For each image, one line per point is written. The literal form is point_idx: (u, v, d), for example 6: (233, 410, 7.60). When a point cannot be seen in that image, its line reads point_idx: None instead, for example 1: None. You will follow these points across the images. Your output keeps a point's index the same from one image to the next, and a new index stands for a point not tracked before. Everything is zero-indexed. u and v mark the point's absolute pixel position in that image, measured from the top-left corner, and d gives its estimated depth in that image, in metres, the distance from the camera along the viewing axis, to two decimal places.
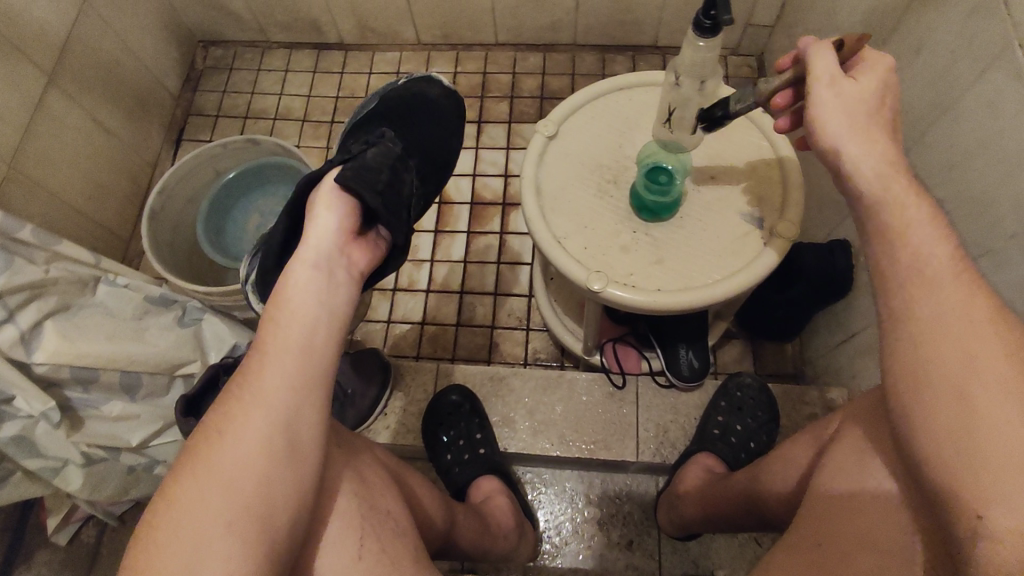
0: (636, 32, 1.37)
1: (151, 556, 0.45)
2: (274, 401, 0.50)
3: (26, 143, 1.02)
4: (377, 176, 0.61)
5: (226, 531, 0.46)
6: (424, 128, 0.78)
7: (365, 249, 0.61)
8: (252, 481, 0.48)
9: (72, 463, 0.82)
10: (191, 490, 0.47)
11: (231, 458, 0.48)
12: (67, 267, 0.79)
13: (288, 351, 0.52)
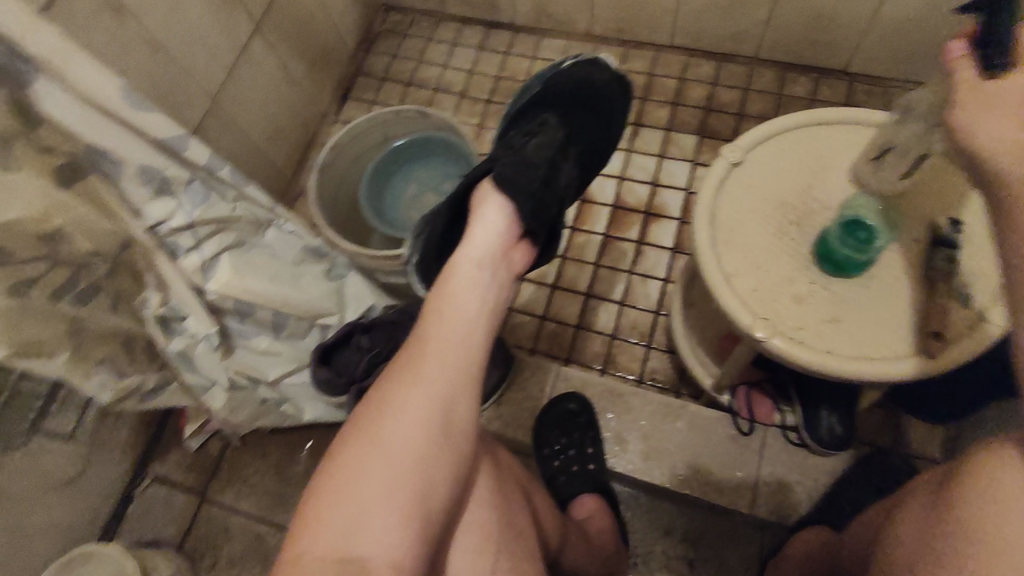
0: (827, 54, 1.26)
1: (317, 515, 0.46)
2: (436, 390, 0.51)
3: (227, 84, 1.11)
4: (533, 175, 0.62)
5: (388, 516, 0.46)
6: (594, 121, 0.75)
7: (521, 253, 0.62)
8: (412, 467, 0.48)
9: (218, 385, 0.89)
10: (354, 470, 0.47)
11: (393, 441, 0.48)
12: (249, 207, 0.82)
13: (450, 337, 0.53)
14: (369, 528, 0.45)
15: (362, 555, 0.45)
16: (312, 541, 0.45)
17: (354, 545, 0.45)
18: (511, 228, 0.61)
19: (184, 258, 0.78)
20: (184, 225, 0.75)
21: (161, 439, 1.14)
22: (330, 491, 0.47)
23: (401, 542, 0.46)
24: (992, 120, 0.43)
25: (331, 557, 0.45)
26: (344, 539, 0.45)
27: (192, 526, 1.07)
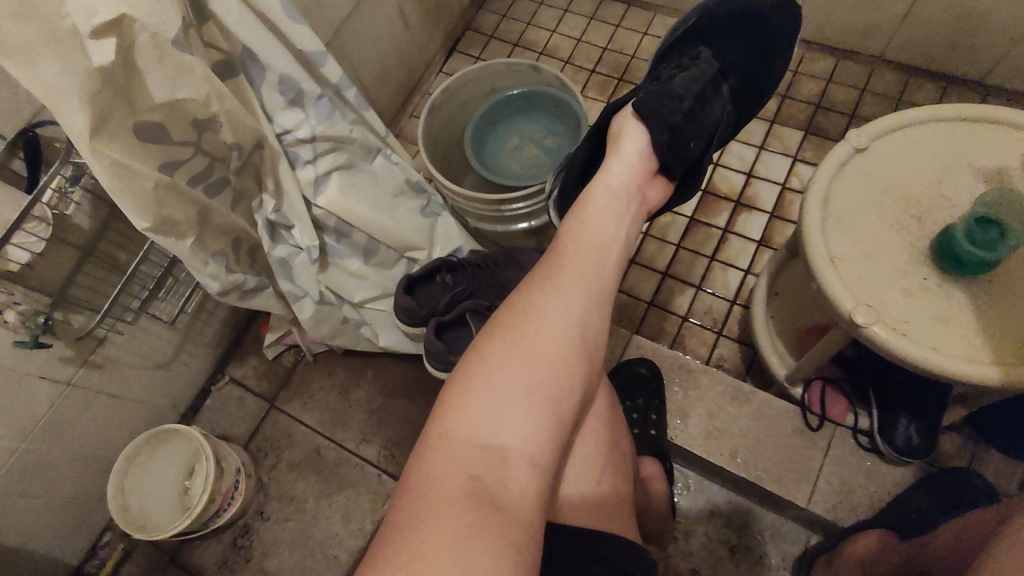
0: (959, 63, 1.19)
1: (458, 405, 0.49)
2: (577, 303, 0.53)
3: (351, 18, 1.15)
4: (674, 109, 0.64)
5: (528, 410, 0.49)
6: (750, 50, 0.74)
7: (655, 190, 0.65)
8: (553, 371, 0.50)
9: (310, 297, 0.95)
10: (498, 366, 0.50)
11: (536, 345, 0.51)
12: (364, 132, 0.87)
13: (589, 256, 0.55)
14: (511, 420, 0.49)
15: (505, 443, 0.48)
16: (457, 426, 0.49)
17: (497, 434, 0.48)
18: (647, 159, 0.63)
19: (301, 169, 0.83)
20: (306, 138, 0.80)
21: (241, 344, 1.21)
22: (473, 383, 0.50)
23: (536, 436, 0.49)
24: None
25: (476, 442, 0.48)
26: (487, 427, 0.48)
27: (259, 429, 1.15)
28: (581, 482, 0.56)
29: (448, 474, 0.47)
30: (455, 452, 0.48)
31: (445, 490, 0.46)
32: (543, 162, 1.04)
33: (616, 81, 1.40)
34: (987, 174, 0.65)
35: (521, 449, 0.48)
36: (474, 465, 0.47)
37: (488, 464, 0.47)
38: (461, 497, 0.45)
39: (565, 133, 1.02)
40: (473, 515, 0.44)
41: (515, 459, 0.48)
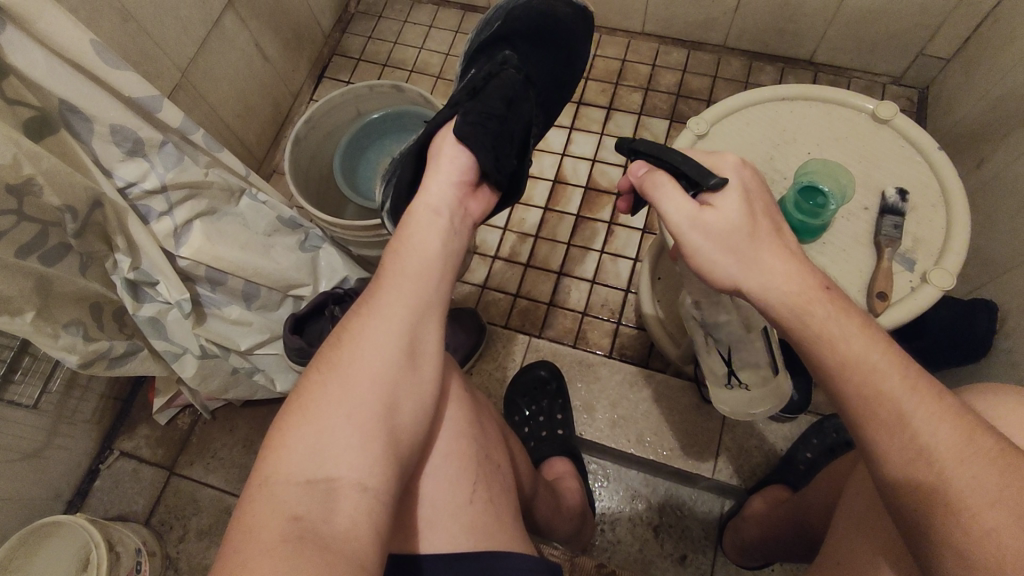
0: (792, 43, 1.30)
1: (281, 447, 0.48)
2: (395, 326, 0.53)
3: (200, 56, 1.10)
4: (491, 128, 0.65)
5: (354, 439, 0.48)
6: (552, 56, 0.78)
7: (479, 203, 0.66)
8: (373, 398, 0.50)
9: (190, 352, 0.89)
10: (318, 400, 0.49)
11: (358, 373, 0.51)
12: (221, 174, 0.83)
13: (407, 274, 0.56)
14: (334, 453, 0.48)
15: (329, 476, 0.47)
16: (278, 468, 0.47)
17: (321, 467, 0.47)
18: (467, 177, 0.63)
19: (156, 222, 0.78)
20: (156, 188, 0.75)
21: (128, 414, 1.12)
22: (295, 422, 0.49)
23: (364, 465, 0.48)
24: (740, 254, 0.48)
25: (299, 481, 0.46)
26: (309, 464, 0.47)
27: (160, 500, 1.06)
28: (448, 507, 0.55)
29: (268, 518, 0.44)
30: (275, 495, 0.46)
31: (262, 537, 0.43)
32: None
33: None
34: (811, 147, 0.72)
35: (349, 481, 0.47)
36: (295, 504, 0.45)
37: (311, 501, 0.45)
38: (280, 541, 0.43)
39: None
40: (292, 551, 0.42)
41: (343, 491, 0.46)
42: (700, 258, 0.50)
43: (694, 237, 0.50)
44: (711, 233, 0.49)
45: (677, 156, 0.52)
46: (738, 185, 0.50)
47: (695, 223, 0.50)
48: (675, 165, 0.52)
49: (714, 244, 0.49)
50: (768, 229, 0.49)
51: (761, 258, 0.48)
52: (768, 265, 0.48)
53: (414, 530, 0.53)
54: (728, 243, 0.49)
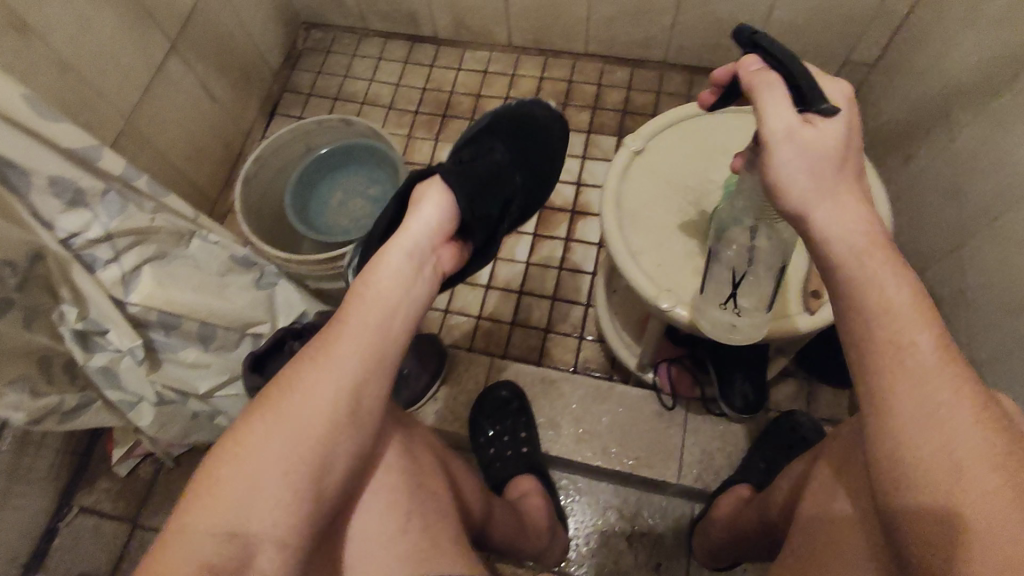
0: (728, 57, 1.36)
1: (209, 486, 0.50)
2: (339, 386, 0.53)
3: (145, 102, 1.10)
4: (471, 185, 0.66)
5: (277, 493, 0.50)
6: (534, 151, 0.81)
7: (450, 253, 0.66)
8: (306, 459, 0.51)
9: (146, 400, 0.87)
10: (252, 454, 0.51)
11: (299, 424, 0.52)
12: (168, 219, 0.83)
13: (366, 325, 0.56)
14: (255, 505, 0.50)
15: (250, 532, 0.49)
16: (202, 510, 0.49)
17: (244, 522, 0.49)
18: (445, 225, 0.63)
19: (103, 270, 0.77)
20: (101, 236, 0.75)
21: (87, 469, 1.09)
22: (227, 469, 0.50)
23: (281, 520, 0.50)
24: (837, 194, 0.50)
25: (219, 532, 0.49)
26: (234, 518, 0.49)
27: (123, 555, 1.03)
28: (380, 540, 0.58)
29: (181, 567, 0.47)
30: (193, 539, 0.48)
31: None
32: (371, 212, 1.03)
33: (440, 118, 1.44)
34: None
35: (268, 537, 0.49)
36: (210, 552, 0.48)
37: (228, 554, 0.48)
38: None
39: (386, 180, 1.04)
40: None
41: (261, 547, 0.49)
42: (788, 175, 0.50)
43: (788, 147, 0.50)
44: (810, 153, 0.50)
45: (797, 67, 0.52)
46: (844, 115, 0.51)
47: (791, 136, 0.50)
48: (796, 82, 0.52)
49: (802, 158, 0.50)
50: (850, 167, 0.51)
51: (836, 188, 0.50)
52: (847, 211, 0.49)
53: (339, 559, 0.56)
54: (814, 165, 0.50)
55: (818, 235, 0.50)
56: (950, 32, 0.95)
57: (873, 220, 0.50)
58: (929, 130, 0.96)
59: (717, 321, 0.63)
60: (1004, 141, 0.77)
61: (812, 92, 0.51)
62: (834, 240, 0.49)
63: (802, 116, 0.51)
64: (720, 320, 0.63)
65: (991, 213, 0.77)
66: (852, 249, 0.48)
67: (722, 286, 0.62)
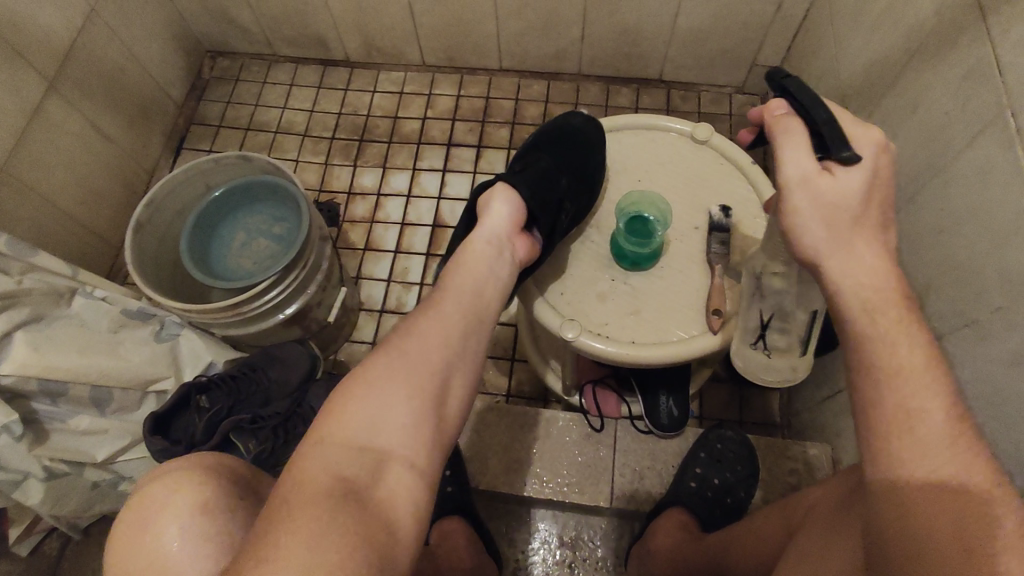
0: (641, 66, 1.36)
1: (335, 414, 0.50)
2: (449, 325, 0.56)
3: (21, 147, 1.02)
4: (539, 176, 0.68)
5: (402, 421, 0.50)
6: (570, 154, 0.72)
7: (524, 245, 0.65)
8: (427, 385, 0.52)
9: (33, 477, 0.80)
10: (379, 378, 0.51)
11: (416, 362, 0.53)
12: (41, 279, 0.78)
13: (466, 286, 0.59)
14: (383, 429, 0.50)
15: (382, 449, 0.49)
16: (333, 431, 0.49)
17: (376, 439, 0.49)
18: (517, 211, 0.65)
19: None
20: None
21: None
22: (350, 390, 0.51)
23: (408, 448, 0.50)
24: (846, 236, 0.47)
25: (351, 446, 0.49)
26: (365, 435, 0.49)
27: None
28: None
29: (316, 474, 0.47)
30: (327, 454, 0.48)
31: (311, 494, 0.45)
32: (275, 251, 0.99)
33: (356, 142, 1.40)
34: (640, 175, 0.74)
35: (398, 458, 0.49)
36: (341, 468, 0.47)
37: (361, 467, 0.48)
38: (327, 498, 0.45)
39: (290, 216, 1.00)
40: (342, 513, 0.45)
41: (391, 466, 0.49)
42: (793, 218, 0.49)
43: (800, 198, 0.49)
44: (822, 198, 0.48)
45: (824, 116, 0.49)
46: (868, 164, 0.48)
47: (807, 181, 0.48)
48: (818, 126, 0.50)
49: (815, 210, 0.48)
50: (873, 220, 0.48)
51: (853, 239, 0.47)
52: (861, 263, 0.46)
53: None
54: (829, 217, 0.48)
55: (829, 283, 0.47)
56: (840, 35, 0.97)
57: (896, 276, 0.46)
58: None
59: (749, 361, 0.61)
60: (893, 139, 0.78)
61: (832, 140, 0.48)
62: (844, 293, 0.46)
63: (821, 164, 0.49)
64: (751, 357, 0.61)
65: None
66: (861, 294, 0.45)
67: (751, 327, 0.61)
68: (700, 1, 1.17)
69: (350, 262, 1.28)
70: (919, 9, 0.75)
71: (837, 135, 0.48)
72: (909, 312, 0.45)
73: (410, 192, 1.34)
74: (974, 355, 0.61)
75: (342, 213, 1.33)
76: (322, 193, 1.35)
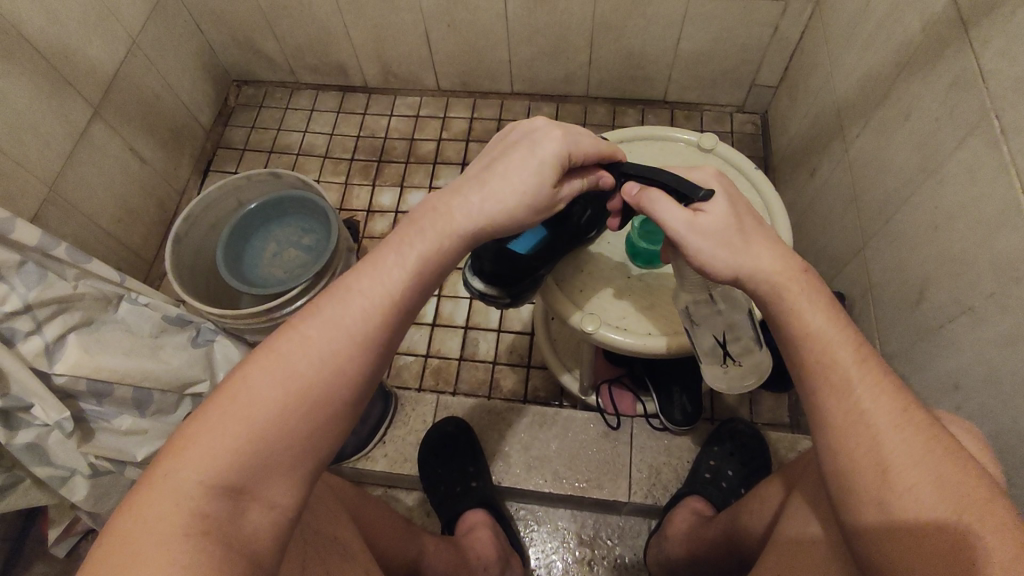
0: (645, 87, 1.43)
1: (199, 432, 0.45)
2: (342, 336, 0.48)
3: (67, 168, 1.09)
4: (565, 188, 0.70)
5: (263, 451, 0.45)
6: None
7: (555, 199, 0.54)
8: (310, 420, 0.47)
9: (78, 473, 0.83)
10: (247, 396, 0.45)
11: (293, 383, 0.46)
12: (92, 285, 0.85)
13: (380, 288, 0.49)
14: (242, 457, 0.45)
15: (242, 483, 0.45)
16: (192, 451, 0.44)
17: (240, 474, 0.45)
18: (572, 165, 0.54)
19: (23, 343, 0.75)
20: (20, 308, 0.74)
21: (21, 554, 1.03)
22: (224, 409, 0.45)
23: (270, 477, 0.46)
24: (743, 251, 0.50)
25: (210, 471, 0.44)
26: (230, 468, 0.44)
27: None
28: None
29: (165, 507, 0.42)
30: (182, 480, 0.43)
31: (158, 529, 0.42)
32: (305, 260, 1.05)
33: (375, 163, 1.47)
34: None
35: (262, 495, 0.46)
36: (195, 499, 0.43)
37: (221, 504, 0.44)
38: (175, 534, 0.42)
39: (319, 229, 1.06)
40: (187, 557, 0.41)
41: (255, 501, 0.46)
42: (699, 260, 0.50)
43: (691, 242, 0.50)
44: (708, 233, 0.50)
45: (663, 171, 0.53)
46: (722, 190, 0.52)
47: (692, 226, 0.50)
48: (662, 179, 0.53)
49: (715, 245, 0.50)
50: (753, 225, 0.52)
51: (750, 247, 0.50)
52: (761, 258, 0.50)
53: None
54: (724, 241, 0.50)
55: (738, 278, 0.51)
56: (834, 54, 1.04)
57: (791, 258, 0.50)
58: (827, 144, 1.04)
59: (730, 379, 0.65)
60: (887, 146, 0.83)
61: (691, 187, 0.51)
62: (762, 285, 0.50)
63: (690, 209, 0.52)
64: (724, 374, 0.65)
65: (882, 214, 0.83)
66: (769, 279, 0.50)
67: (715, 352, 0.64)
68: (700, 26, 1.24)
69: None
70: (905, 27, 0.81)
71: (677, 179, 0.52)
72: (812, 280, 0.50)
73: None
74: (973, 339, 0.65)
75: (362, 229, 1.39)
76: (342, 212, 1.42)
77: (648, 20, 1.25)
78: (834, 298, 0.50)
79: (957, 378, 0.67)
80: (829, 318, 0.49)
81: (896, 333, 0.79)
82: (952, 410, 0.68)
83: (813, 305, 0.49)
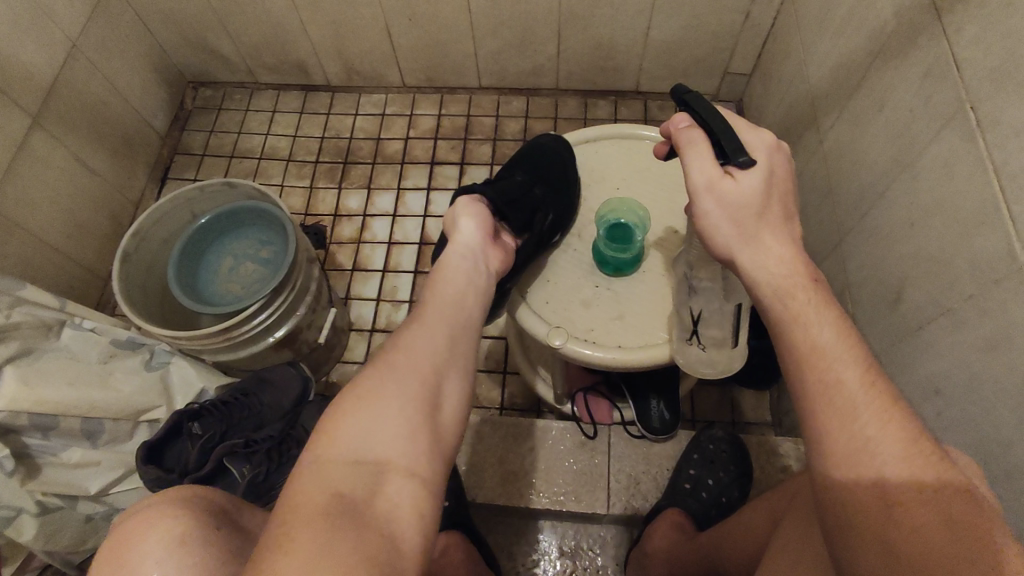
0: (617, 78, 1.39)
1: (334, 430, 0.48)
2: (431, 339, 0.55)
3: (8, 184, 1.03)
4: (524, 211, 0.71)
5: (397, 429, 0.49)
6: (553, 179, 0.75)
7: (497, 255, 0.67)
8: (424, 399, 0.51)
9: (26, 511, 0.78)
10: (370, 391, 0.50)
11: (405, 372, 0.52)
12: (29, 313, 0.81)
13: (446, 306, 0.59)
14: (378, 437, 0.48)
15: (381, 457, 0.47)
16: (329, 446, 0.47)
17: (377, 449, 0.47)
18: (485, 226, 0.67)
19: None
20: None
21: None
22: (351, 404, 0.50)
23: (406, 450, 0.48)
24: (758, 236, 0.50)
25: (349, 459, 0.46)
26: (372, 447, 0.47)
27: None
28: None
29: (311, 496, 0.44)
30: (326, 471, 0.45)
31: (312, 511, 0.43)
32: (263, 275, 1.00)
33: (341, 165, 1.42)
34: (617, 183, 0.76)
35: (401, 467, 0.47)
36: (341, 481, 0.45)
37: (361, 480, 0.46)
38: (323, 511, 0.43)
39: (277, 240, 1.01)
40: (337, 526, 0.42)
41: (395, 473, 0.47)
42: (706, 220, 0.52)
43: (707, 203, 0.52)
44: (729, 202, 0.51)
45: (717, 122, 0.54)
46: (763, 168, 0.52)
47: (713, 184, 0.52)
48: (714, 129, 0.54)
49: (724, 213, 0.51)
50: (775, 214, 0.51)
51: (761, 237, 0.50)
52: (773, 253, 0.49)
53: None
54: (736, 217, 0.51)
55: (744, 276, 0.50)
56: (807, 41, 1.01)
57: (798, 263, 0.49)
58: (803, 134, 1.00)
59: (691, 359, 0.64)
60: (862, 138, 0.80)
61: (728, 145, 0.52)
62: (765, 286, 0.49)
63: (725, 168, 0.53)
64: (688, 354, 0.64)
65: (858, 209, 0.80)
66: (775, 281, 0.48)
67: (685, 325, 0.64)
68: (670, 14, 1.20)
69: (339, 283, 1.29)
70: (878, 12, 0.77)
71: (727, 138, 0.53)
72: (819, 291, 0.48)
73: (396, 212, 1.35)
74: (954, 343, 0.62)
75: (329, 235, 1.34)
76: (308, 217, 1.36)
77: (616, 8, 1.20)
78: (843, 310, 0.47)
79: (937, 382, 0.65)
80: (829, 335, 0.45)
81: (873, 332, 0.76)
82: (933, 416, 0.65)
83: (820, 316, 0.46)
